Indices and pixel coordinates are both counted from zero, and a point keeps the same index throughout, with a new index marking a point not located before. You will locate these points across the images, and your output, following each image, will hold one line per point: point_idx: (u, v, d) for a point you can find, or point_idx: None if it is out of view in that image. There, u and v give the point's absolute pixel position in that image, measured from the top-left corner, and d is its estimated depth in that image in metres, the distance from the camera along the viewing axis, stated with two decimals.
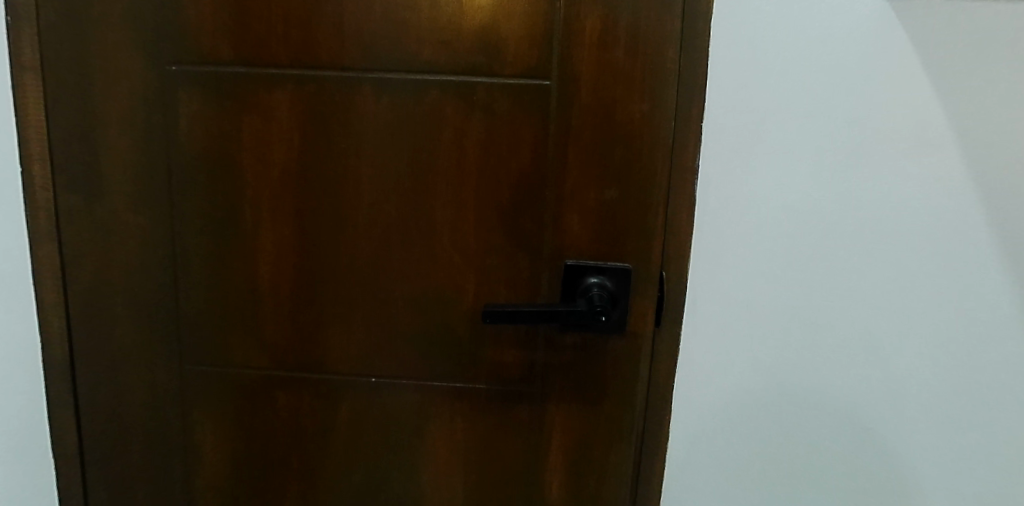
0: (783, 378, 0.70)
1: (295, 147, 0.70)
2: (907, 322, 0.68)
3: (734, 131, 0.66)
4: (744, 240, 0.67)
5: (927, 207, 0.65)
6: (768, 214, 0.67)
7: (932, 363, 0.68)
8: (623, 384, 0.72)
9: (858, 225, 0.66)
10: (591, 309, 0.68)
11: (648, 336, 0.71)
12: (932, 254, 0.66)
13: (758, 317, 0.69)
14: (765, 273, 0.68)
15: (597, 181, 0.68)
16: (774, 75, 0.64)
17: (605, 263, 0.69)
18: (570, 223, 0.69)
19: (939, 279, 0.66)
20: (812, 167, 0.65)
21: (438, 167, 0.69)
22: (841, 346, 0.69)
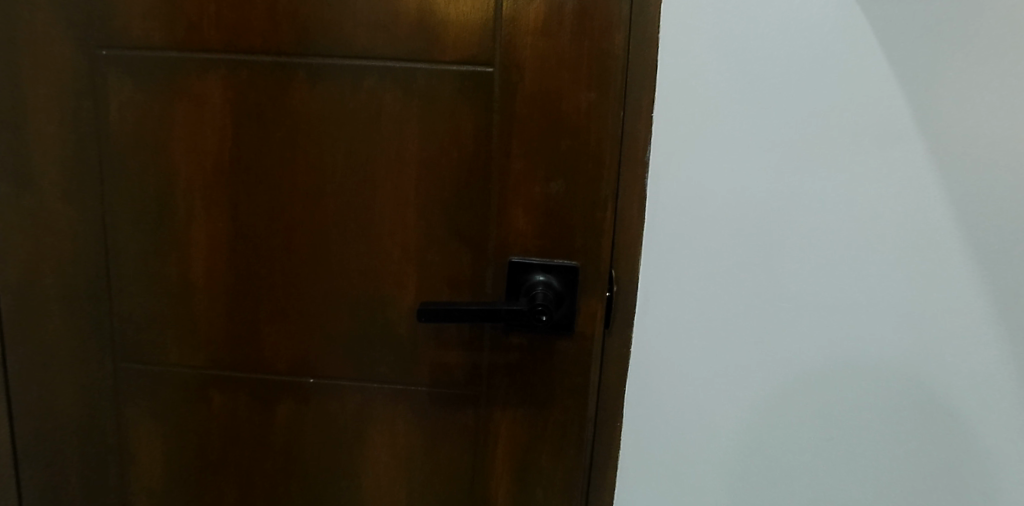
0: (741, 380, 0.68)
1: (229, 136, 0.67)
2: (867, 322, 0.65)
3: (686, 124, 0.63)
4: (698, 237, 0.65)
5: (886, 202, 0.63)
6: (722, 209, 0.64)
7: (894, 365, 0.66)
8: (573, 389, 0.69)
9: (814, 223, 0.64)
10: (532, 307, 0.64)
11: (598, 339, 0.67)
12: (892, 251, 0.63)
13: (713, 317, 0.66)
14: (718, 272, 0.65)
15: (542, 174, 0.64)
16: (727, 64, 0.62)
17: (551, 260, 0.66)
18: (515, 218, 0.65)
19: (900, 278, 0.64)
20: (766, 162, 0.63)
21: (376, 158, 0.66)
22: (799, 345, 0.66)
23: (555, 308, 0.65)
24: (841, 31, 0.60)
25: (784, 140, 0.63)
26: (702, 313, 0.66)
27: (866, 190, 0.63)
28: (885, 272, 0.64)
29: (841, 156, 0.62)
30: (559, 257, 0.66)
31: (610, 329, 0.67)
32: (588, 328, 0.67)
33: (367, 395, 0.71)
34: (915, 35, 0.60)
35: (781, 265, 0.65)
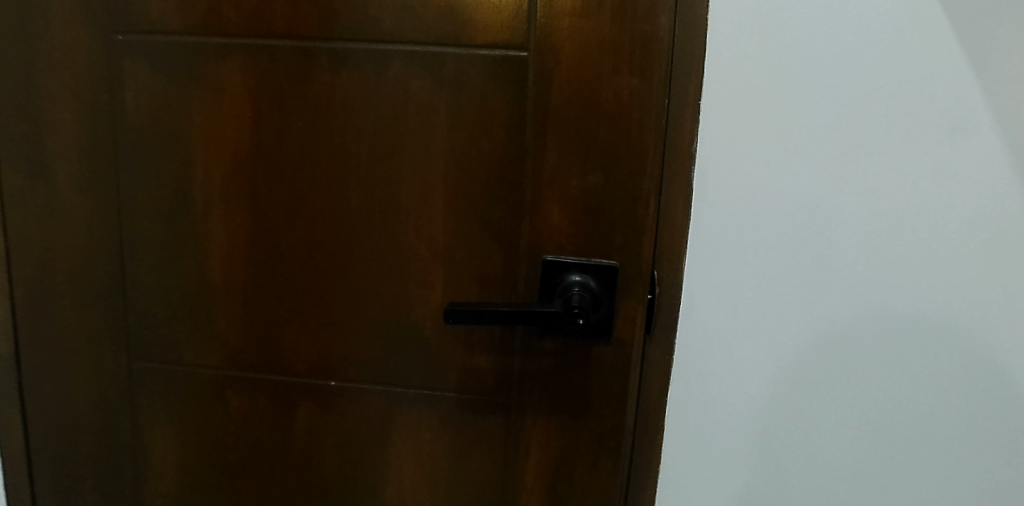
0: (771, 379, 0.64)
1: (249, 124, 0.63)
2: (906, 320, 0.62)
3: (734, 112, 0.59)
4: (748, 235, 0.61)
5: (930, 190, 0.59)
6: (774, 206, 0.61)
7: (932, 363, 0.62)
8: (610, 398, 0.64)
9: (858, 214, 0.60)
10: (567, 309, 0.60)
11: (638, 344, 0.63)
12: (931, 242, 0.60)
13: (763, 321, 0.63)
14: (768, 273, 0.62)
15: (580, 166, 0.60)
16: (782, 49, 0.58)
17: (587, 259, 0.61)
18: (550, 214, 0.61)
19: (941, 270, 0.60)
20: (817, 153, 0.59)
21: (403, 148, 0.62)
22: (832, 344, 0.63)
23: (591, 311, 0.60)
24: (906, 13, 0.56)
25: (842, 129, 0.59)
26: (742, 313, 0.63)
27: (909, 175, 0.59)
28: (924, 267, 0.60)
29: (904, 147, 0.58)
30: (596, 255, 0.61)
31: (651, 335, 0.63)
32: (627, 332, 0.62)
33: (392, 400, 0.67)
34: (987, 17, 0.56)
35: (820, 258, 0.61)
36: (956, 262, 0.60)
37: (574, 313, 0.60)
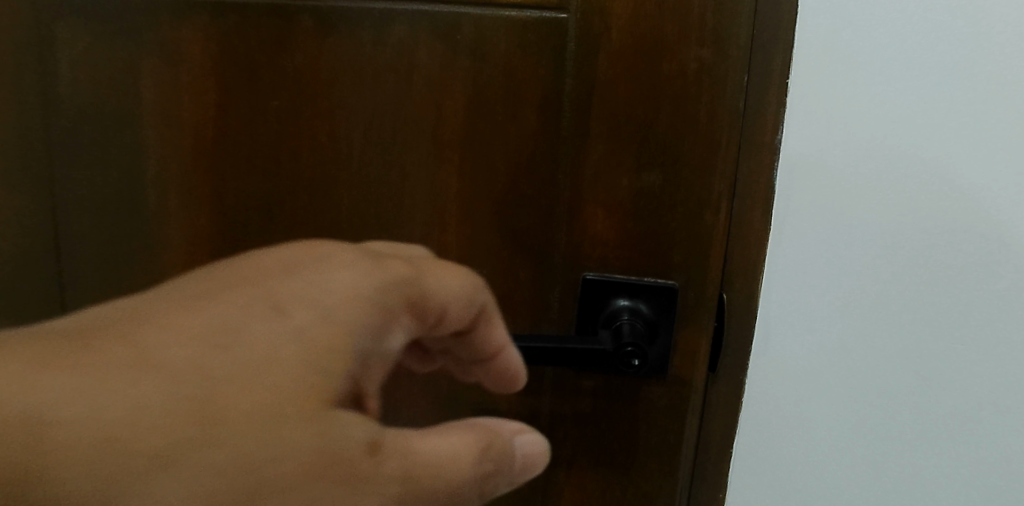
0: (760, 392, 0.52)
1: (212, 104, 0.50)
2: (933, 323, 0.49)
3: (822, 100, 0.46)
4: (842, 254, 0.48)
5: (975, 165, 0.46)
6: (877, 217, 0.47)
7: (959, 378, 0.50)
8: (662, 450, 0.51)
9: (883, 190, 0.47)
10: (619, 349, 0.48)
11: (700, 384, 0.50)
12: (971, 227, 0.47)
13: (854, 360, 0.50)
14: (866, 302, 0.49)
15: (632, 161, 0.47)
16: (899, 17, 0.44)
17: (640, 277, 0.49)
18: (593, 220, 0.49)
19: (980, 264, 0.47)
20: (896, 151, 0.46)
21: (406, 135, 0.49)
22: (837, 345, 0.50)
23: (648, 355, 0.49)
24: None
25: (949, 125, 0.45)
26: (828, 351, 0.50)
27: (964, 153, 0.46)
28: (956, 257, 0.47)
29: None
30: (651, 275, 0.49)
31: (716, 373, 0.51)
32: (687, 370, 0.50)
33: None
34: None
35: (846, 252, 0.48)
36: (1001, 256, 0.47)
37: (628, 354, 0.48)
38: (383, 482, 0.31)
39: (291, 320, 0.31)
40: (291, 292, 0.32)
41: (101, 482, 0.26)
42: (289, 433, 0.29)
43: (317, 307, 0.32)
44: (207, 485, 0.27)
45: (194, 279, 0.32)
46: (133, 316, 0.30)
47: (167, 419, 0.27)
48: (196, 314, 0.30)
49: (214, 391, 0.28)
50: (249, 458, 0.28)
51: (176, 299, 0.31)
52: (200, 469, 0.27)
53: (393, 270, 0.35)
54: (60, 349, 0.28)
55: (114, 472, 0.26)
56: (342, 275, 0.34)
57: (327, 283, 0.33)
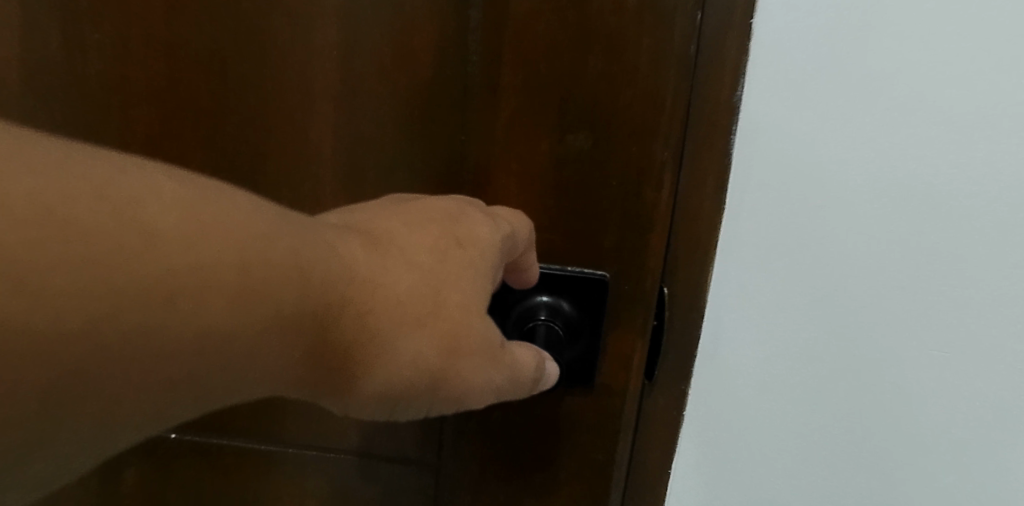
0: (701, 389, 0.45)
1: (19, 32, 0.39)
2: (890, 355, 0.41)
3: (778, 74, 0.38)
4: (801, 234, 0.40)
5: (962, 173, 0.37)
6: (850, 193, 0.38)
7: (913, 421, 0.42)
8: (587, 470, 0.43)
9: (840, 191, 0.39)
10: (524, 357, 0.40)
11: (633, 395, 0.41)
12: (943, 247, 0.38)
13: (815, 360, 0.42)
14: (833, 293, 0.41)
15: (554, 119, 0.37)
16: None
17: (560, 267, 0.40)
18: (505, 194, 0.39)
19: (953, 293, 0.39)
20: (864, 144, 0.37)
21: (266, 79, 0.39)
22: (773, 363, 0.43)
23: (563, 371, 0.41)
24: None
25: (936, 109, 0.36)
26: (783, 348, 0.43)
27: (948, 152, 0.37)
28: (922, 281, 0.39)
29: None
30: (577, 263, 0.39)
31: (653, 383, 0.41)
32: (619, 378, 0.41)
33: (271, 451, 0.47)
34: None
35: (791, 260, 0.41)
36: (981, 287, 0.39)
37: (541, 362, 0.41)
38: (522, 378, 0.36)
39: (468, 258, 0.34)
40: (468, 229, 0.34)
41: (323, 350, 0.28)
42: (476, 344, 0.33)
43: (487, 249, 0.34)
44: (405, 371, 0.31)
45: (368, 216, 0.34)
46: (366, 231, 0.32)
47: (408, 311, 0.31)
48: (413, 236, 0.33)
49: (442, 300, 0.32)
50: (455, 348, 0.32)
51: (390, 223, 0.33)
52: (429, 342, 0.31)
53: (503, 224, 0.36)
54: (340, 247, 0.29)
55: (370, 344, 0.30)
56: (495, 211, 0.37)
57: (483, 227, 0.35)
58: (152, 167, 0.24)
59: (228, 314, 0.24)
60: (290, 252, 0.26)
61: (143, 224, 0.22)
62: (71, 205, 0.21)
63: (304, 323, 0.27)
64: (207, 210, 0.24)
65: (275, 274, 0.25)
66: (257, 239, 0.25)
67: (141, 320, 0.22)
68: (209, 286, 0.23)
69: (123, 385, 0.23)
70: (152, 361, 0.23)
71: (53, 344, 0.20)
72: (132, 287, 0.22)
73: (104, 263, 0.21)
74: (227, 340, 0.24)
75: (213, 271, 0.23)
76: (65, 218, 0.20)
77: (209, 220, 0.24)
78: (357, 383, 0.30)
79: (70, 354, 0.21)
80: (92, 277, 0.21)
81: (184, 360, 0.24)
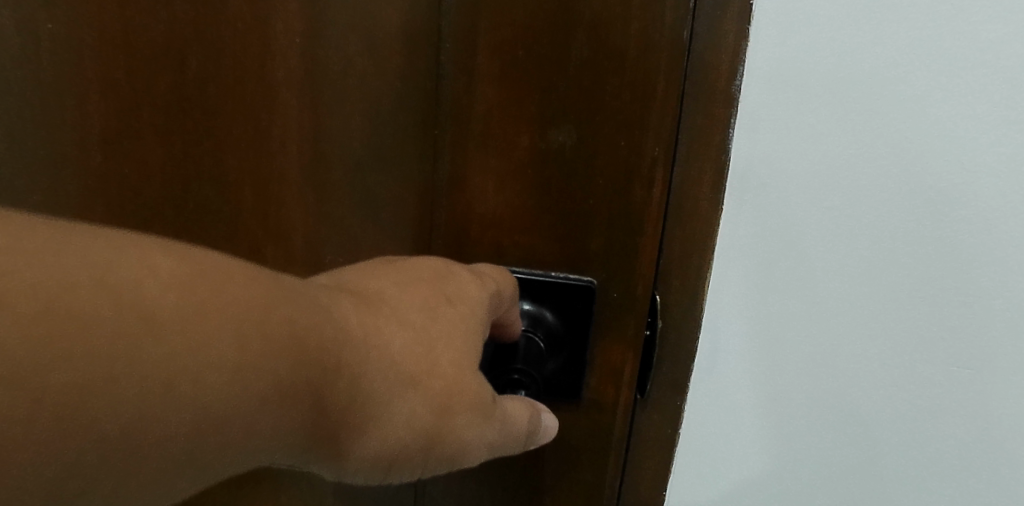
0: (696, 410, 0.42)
1: None
2: (896, 383, 0.38)
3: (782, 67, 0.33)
4: (818, 247, 0.36)
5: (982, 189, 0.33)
6: (875, 200, 0.34)
7: (915, 446, 0.39)
8: (573, 488, 0.40)
9: (844, 210, 0.35)
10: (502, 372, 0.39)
11: (622, 411, 0.38)
12: (958, 272, 0.35)
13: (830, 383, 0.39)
14: (853, 312, 0.37)
15: (538, 112, 0.34)
16: None
17: (542, 272, 0.36)
18: (485, 195, 0.36)
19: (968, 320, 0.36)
20: (878, 150, 0.33)
21: (221, 67, 0.35)
22: (765, 386, 0.40)
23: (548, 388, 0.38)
24: None
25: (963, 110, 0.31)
26: (794, 370, 0.39)
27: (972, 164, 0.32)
28: (933, 307, 0.36)
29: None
30: (560, 268, 0.36)
31: (645, 397, 0.38)
32: (608, 391, 0.38)
33: None
34: None
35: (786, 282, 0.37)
36: (996, 314, 0.35)
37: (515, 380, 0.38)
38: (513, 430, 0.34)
39: (460, 315, 0.32)
40: (457, 288, 0.33)
41: (317, 421, 0.26)
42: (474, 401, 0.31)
43: (477, 305, 0.33)
44: (402, 433, 0.29)
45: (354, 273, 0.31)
46: (356, 291, 0.29)
47: (405, 371, 0.29)
48: (406, 295, 0.31)
49: (436, 359, 0.30)
50: (450, 406, 0.30)
51: (382, 284, 0.31)
52: (428, 402, 0.29)
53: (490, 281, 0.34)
54: (333, 309, 0.27)
55: (367, 407, 0.27)
56: (483, 268, 0.35)
57: (472, 284, 0.33)
58: (130, 239, 0.21)
59: (231, 391, 0.22)
60: (286, 321, 0.24)
61: (147, 303, 0.20)
62: (69, 294, 0.18)
63: (304, 393, 0.25)
64: (204, 284, 0.22)
65: (280, 344, 0.23)
66: (258, 307, 0.23)
67: (144, 412, 0.20)
68: (206, 360, 0.21)
69: (132, 480, 0.20)
70: (166, 449, 0.21)
71: (53, 442, 0.18)
72: (136, 366, 0.19)
73: (96, 337, 0.18)
74: (219, 420, 0.22)
75: (213, 347, 0.21)
76: (66, 309, 0.18)
77: (207, 296, 0.22)
78: (349, 448, 0.28)
79: (60, 451, 0.18)
80: (93, 366, 0.18)
81: (182, 442, 0.21)
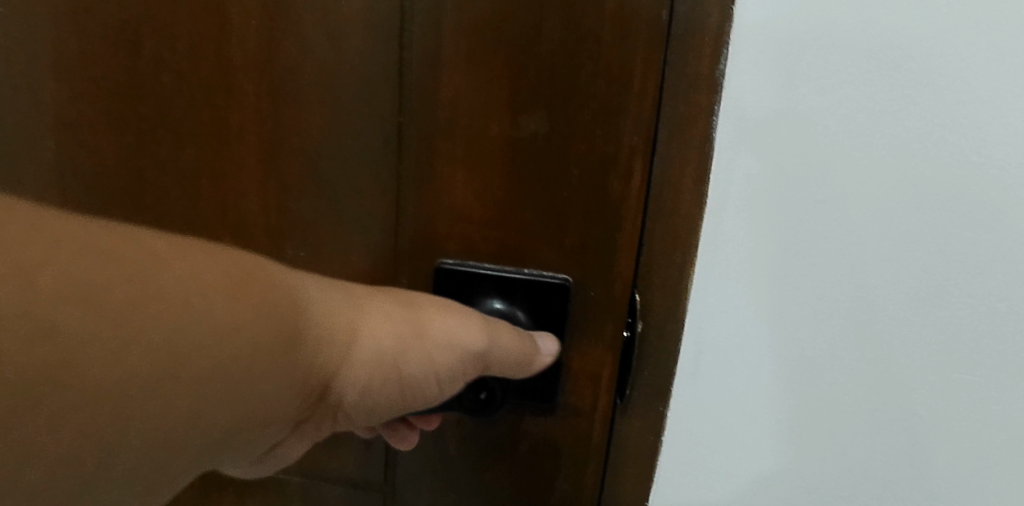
0: (686, 455, 0.37)
1: None
2: (895, 412, 0.34)
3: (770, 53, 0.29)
4: (817, 262, 0.32)
5: (988, 196, 0.29)
6: (880, 208, 0.30)
7: (915, 485, 0.35)
8: (548, 496, 0.38)
9: (834, 216, 0.31)
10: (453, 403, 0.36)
11: (599, 415, 0.37)
12: (959, 289, 0.31)
13: (837, 415, 0.34)
14: (861, 333, 0.32)
15: (509, 98, 0.32)
16: None
17: (515, 269, 0.34)
18: (452, 189, 0.33)
19: (973, 343, 0.32)
20: (872, 147, 0.29)
21: (178, 52, 0.33)
22: (748, 415, 0.35)
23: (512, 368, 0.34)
24: None
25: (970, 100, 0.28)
26: (795, 399, 0.34)
27: (979, 166, 0.29)
28: (931, 327, 0.32)
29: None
30: (533, 265, 0.34)
31: (625, 403, 0.36)
32: (585, 395, 0.36)
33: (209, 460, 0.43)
34: None
35: (771, 300, 0.33)
36: (1004, 339, 0.31)
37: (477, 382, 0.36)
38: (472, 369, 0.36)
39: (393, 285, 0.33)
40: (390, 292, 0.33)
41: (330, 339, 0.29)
42: (441, 340, 0.32)
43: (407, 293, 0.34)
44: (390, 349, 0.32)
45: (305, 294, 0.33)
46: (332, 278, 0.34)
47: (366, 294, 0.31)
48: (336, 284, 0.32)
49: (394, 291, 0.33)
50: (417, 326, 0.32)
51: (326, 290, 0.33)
52: (393, 323, 0.32)
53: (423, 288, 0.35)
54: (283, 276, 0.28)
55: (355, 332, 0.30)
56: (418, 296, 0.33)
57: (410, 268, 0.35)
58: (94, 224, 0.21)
59: (261, 315, 0.24)
60: (257, 264, 0.25)
61: (163, 263, 0.21)
62: (68, 234, 0.19)
63: (294, 314, 0.26)
64: (176, 244, 0.23)
65: (266, 288, 0.25)
66: (248, 263, 0.25)
67: (178, 357, 0.21)
68: (206, 300, 0.22)
69: (214, 397, 0.22)
70: (208, 407, 0.22)
71: (141, 352, 0.20)
72: (132, 290, 0.20)
73: (101, 254, 0.19)
74: (258, 342, 0.23)
75: (201, 278, 0.22)
76: (91, 252, 0.19)
77: (199, 253, 0.23)
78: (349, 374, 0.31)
79: (112, 365, 0.19)
80: (96, 298, 0.19)
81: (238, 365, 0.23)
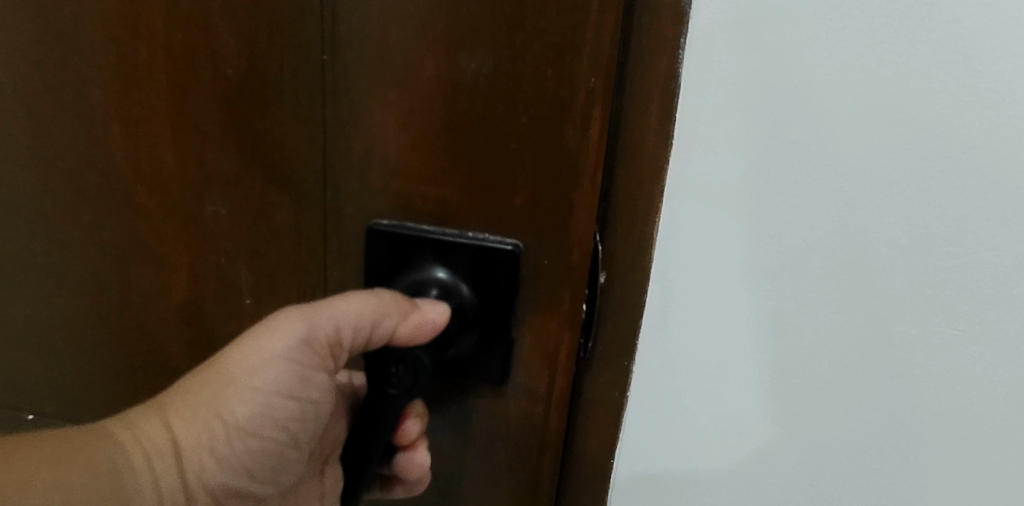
0: (655, 406, 0.33)
1: None
2: (888, 386, 0.30)
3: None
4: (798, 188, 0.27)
5: (994, 133, 0.25)
6: (871, 131, 0.26)
7: (912, 455, 0.31)
8: (501, 484, 0.34)
9: (814, 167, 0.27)
10: (377, 447, 0.30)
11: (557, 400, 0.32)
12: (959, 245, 0.27)
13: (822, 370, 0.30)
14: (846, 276, 0.28)
15: (443, 29, 0.27)
16: None
17: (456, 231, 0.30)
18: (384, 136, 0.29)
19: (972, 305, 0.28)
20: (863, 83, 0.25)
21: None
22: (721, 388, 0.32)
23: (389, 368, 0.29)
24: None
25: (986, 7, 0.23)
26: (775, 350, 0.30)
27: (992, 95, 0.24)
28: (927, 290, 0.28)
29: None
30: (478, 225, 0.30)
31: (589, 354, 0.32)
32: (539, 374, 0.31)
33: None
34: None
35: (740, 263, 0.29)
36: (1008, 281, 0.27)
37: (399, 372, 0.29)
38: (320, 377, 0.31)
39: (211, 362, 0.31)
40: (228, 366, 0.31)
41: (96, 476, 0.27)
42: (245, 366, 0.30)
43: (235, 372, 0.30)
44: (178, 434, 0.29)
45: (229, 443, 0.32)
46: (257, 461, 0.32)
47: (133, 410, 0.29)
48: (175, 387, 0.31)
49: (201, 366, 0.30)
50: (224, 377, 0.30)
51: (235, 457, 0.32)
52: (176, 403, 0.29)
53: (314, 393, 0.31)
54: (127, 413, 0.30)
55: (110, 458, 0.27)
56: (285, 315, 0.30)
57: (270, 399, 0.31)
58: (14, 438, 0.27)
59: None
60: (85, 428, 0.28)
61: None
62: None
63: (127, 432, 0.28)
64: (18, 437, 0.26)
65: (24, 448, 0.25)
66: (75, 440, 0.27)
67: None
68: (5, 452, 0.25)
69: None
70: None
71: None
72: None
73: None
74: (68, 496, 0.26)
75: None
76: None
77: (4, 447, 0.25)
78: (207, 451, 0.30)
79: None
80: None
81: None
